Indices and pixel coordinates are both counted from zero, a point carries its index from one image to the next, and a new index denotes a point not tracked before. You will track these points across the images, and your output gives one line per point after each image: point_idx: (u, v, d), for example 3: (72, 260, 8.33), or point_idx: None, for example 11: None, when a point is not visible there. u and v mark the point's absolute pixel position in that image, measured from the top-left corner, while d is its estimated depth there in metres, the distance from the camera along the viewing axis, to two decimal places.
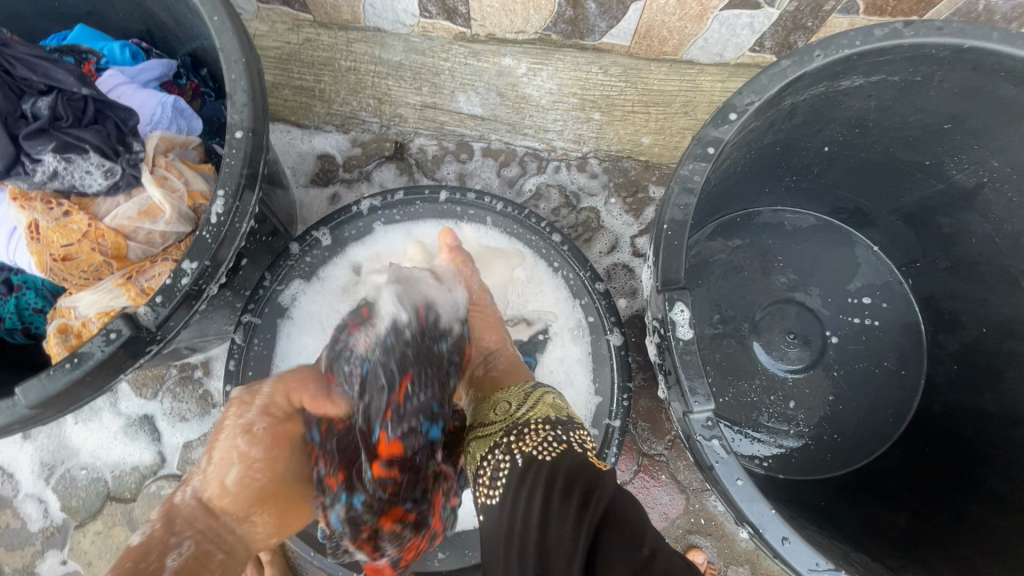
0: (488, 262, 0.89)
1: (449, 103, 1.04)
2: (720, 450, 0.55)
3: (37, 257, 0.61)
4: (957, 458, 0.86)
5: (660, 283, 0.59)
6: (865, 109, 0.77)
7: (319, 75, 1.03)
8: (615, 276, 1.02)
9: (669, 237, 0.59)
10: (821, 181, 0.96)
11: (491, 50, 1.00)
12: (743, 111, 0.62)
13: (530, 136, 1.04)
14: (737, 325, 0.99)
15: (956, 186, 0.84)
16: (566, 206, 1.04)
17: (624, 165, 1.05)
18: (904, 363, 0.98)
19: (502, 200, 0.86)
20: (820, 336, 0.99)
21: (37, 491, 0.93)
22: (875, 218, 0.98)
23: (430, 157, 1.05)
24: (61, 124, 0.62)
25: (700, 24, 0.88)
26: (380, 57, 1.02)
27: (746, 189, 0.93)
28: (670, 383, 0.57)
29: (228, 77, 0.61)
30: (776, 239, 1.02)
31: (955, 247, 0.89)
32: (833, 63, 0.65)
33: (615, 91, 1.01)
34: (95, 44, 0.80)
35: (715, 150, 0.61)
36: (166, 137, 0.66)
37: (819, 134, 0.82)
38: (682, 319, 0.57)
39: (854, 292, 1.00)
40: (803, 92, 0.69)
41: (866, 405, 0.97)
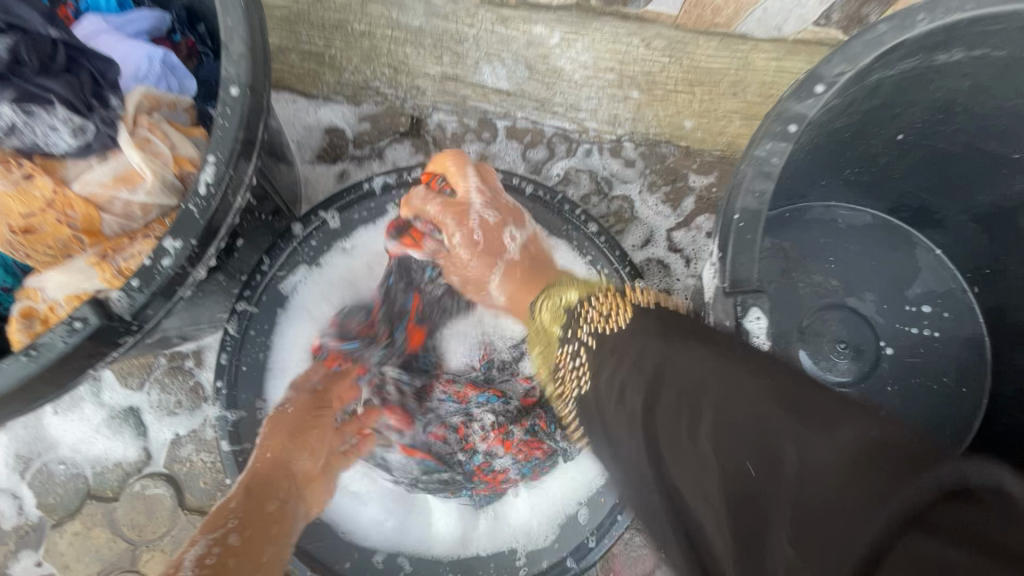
0: None
1: (473, 75, 0.94)
2: None
3: None
4: None
5: (728, 284, 0.50)
6: (954, 91, 0.67)
7: (330, 40, 0.93)
8: (649, 273, 0.93)
9: (740, 229, 0.50)
10: (886, 174, 0.85)
11: (522, 17, 0.89)
12: (831, 84, 0.52)
13: (560, 114, 0.95)
14: (782, 331, 0.89)
15: None
16: (597, 194, 0.95)
17: (662, 150, 0.95)
18: (966, 380, 0.89)
19: (533, 183, 0.78)
20: (874, 346, 0.90)
21: (11, 486, 0.85)
22: (941, 218, 0.88)
23: (449, 135, 0.96)
24: (24, 70, 0.52)
25: None
26: (398, 21, 0.91)
27: (801, 180, 0.83)
28: None
29: (223, 23, 0.52)
30: (828, 238, 0.93)
31: None
32: (937, 31, 0.55)
33: (658, 67, 0.91)
34: None
35: (797, 129, 0.52)
36: (151, 94, 0.58)
37: (895, 119, 0.72)
38: (757, 326, 0.49)
39: (913, 300, 0.91)
40: (893, 67, 0.59)
41: (921, 426, 0.88)
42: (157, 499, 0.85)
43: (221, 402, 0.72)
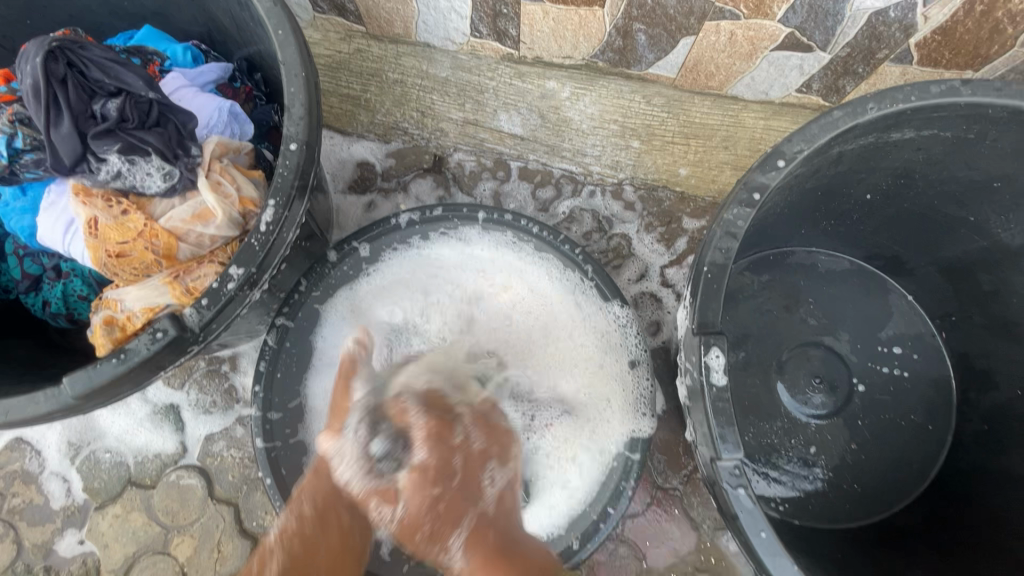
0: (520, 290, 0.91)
1: (491, 121, 1.05)
2: (746, 499, 0.55)
3: (92, 251, 0.63)
4: (985, 523, 0.84)
5: (695, 325, 0.59)
6: (912, 161, 0.76)
7: (366, 85, 1.05)
8: (642, 306, 1.02)
9: (708, 279, 0.59)
10: (860, 227, 0.94)
11: (536, 73, 1.01)
12: (791, 159, 0.63)
13: (568, 158, 1.05)
14: (763, 364, 0.97)
15: (1000, 245, 0.82)
16: (598, 230, 1.05)
17: (659, 194, 1.05)
18: (932, 419, 0.96)
19: (538, 224, 0.86)
20: (846, 382, 0.98)
21: (62, 470, 0.96)
22: (911, 268, 0.97)
23: (467, 173, 1.06)
24: (127, 126, 0.63)
25: (749, 62, 0.88)
26: (427, 72, 1.03)
27: (782, 229, 0.92)
28: (699, 427, 0.57)
29: (288, 90, 0.64)
30: (809, 281, 1.01)
31: (995, 306, 0.87)
32: (887, 116, 0.65)
33: (657, 121, 1.01)
34: (160, 45, 0.83)
35: (761, 196, 0.62)
36: (222, 142, 0.68)
37: (862, 182, 0.81)
38: (717, 364, 0.57)
39: (885, 341, 0.99)
40: (852, 142, 0.69)
41: (889, 458, 0.95)
42: (190, 488, 0.94)
43: (256, 405, 0.81)
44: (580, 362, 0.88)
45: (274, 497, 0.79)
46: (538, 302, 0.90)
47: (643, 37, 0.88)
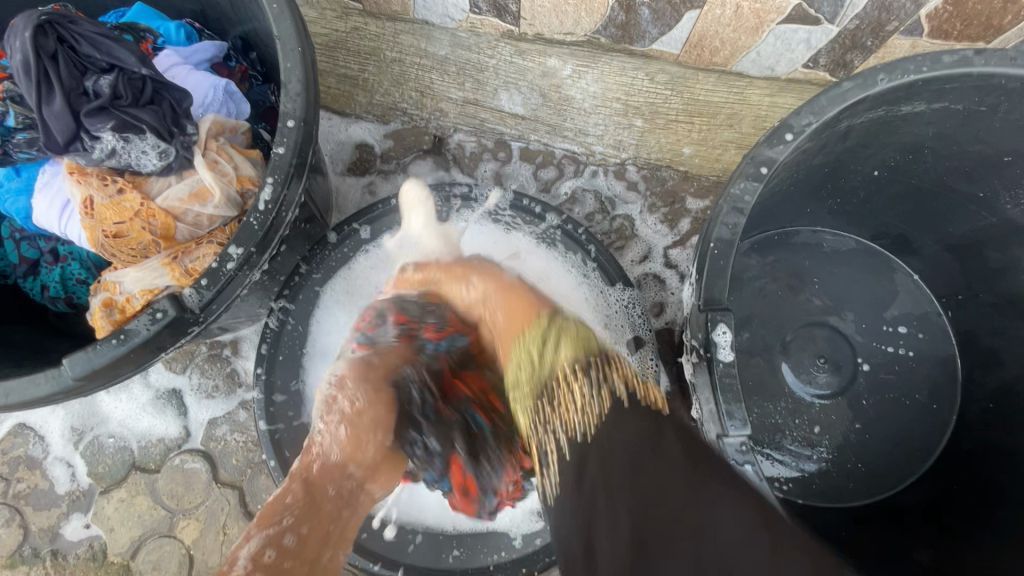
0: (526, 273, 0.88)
1: (492, 100, 1.03)
2: (752, 476, 0.54)
3: (90, 232, 0.63)
4: (989, 499, 0.84)
5: (701, 301, 0.58)
6: (921, 136, 0.75)
7: (364, 65, 1.03)
8: (645, 287, 1.01)
9: (715, 255, 0.59)
10: (867, 205, 0.93)
11: (537, 50, 0.98)
12: (799, 132, 0.61)
13: (570, 139, 1.04)
14: (767, 344, 0.97)
15: (1009, 221, 0.81)
16: (600, 211, 1.04)
17: (662, 175, 1.04)
18: (936, 398, 0.96)
19: (542, 203, 0.86)
20: (851, 362, 0.97)
21: (66, 455, 0.96)
22: (917, 247, 0.96)
23: (468, 154, 1.05)
24: (121, 103, 0.61)
25: (755, 37, 0.86)
26: (426, 50, 1.01)
27: (788, 208, 0.91)
28: (705, 404, 0.57)
29: (283, 65, 0.62)
30: (814, 260, 1.00)
31: (1002, 284, 0.86)
32: (897, 87, 0.63)
33: (660, 99, 0.99)
34: (153, 23, 0.81)
35: (768, 170, 0.60)
36: (219, 121, 0.67)
37: (870, 159, 0.80)
38: (723, 340, 0.56)
39: (890, 320, 0.98)
40: (861, 116, 0.67)
41: (893, 437, 0.95)
42: (194, 472, 0.94)
43: (258, 387, 0.81)
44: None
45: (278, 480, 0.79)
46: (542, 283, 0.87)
47: (646, 12, 0.85)
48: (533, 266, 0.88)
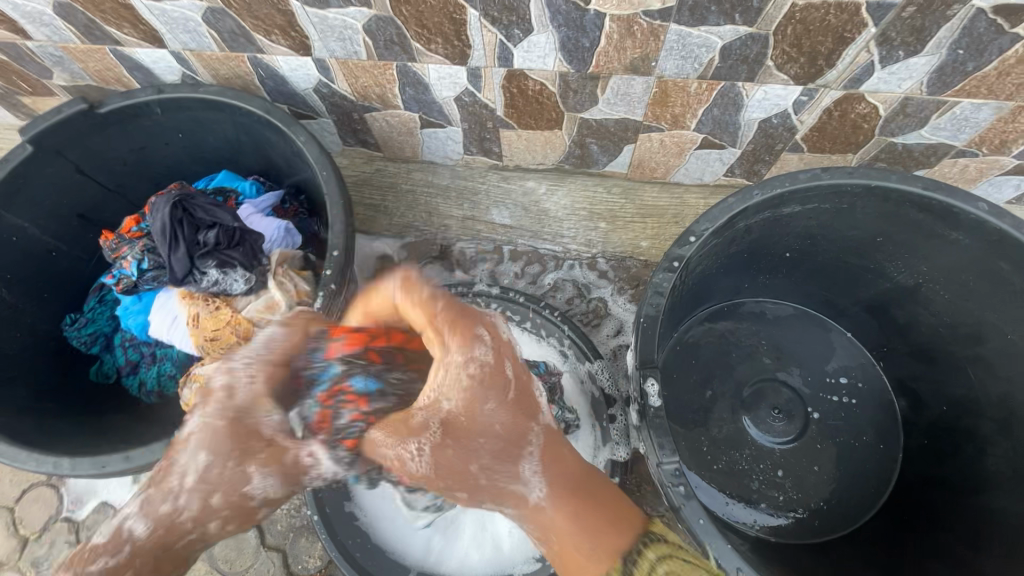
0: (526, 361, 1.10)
1: (485, 215, 1.30)
2: (685, 494, 0.71)
3: (194, 337, 0.87)
4: (931, 526, 0.97)
5: (638, 362, 0.78)
6: (811, 226, 0.97)
7: (385, 196, 1.32)
8: (620, 356, 1.21)
9: (645, 327, 0.80)
10: (791, 277, 1.14)
11: (518, 176, 1.26)
12: (700, 235, 0.84)
13: (550, 242, 1.30)
14: (728, 400, 1.14)
15: (899, 285, 1.01)
16: (578, 296, 1.26)
17: (627, 263, 1.27)
18: (883, 438, 1.10)
19: (523, 294, 1.10)
20: (802, 411, 1.13)
21: None
22: (843, 310, 1.15)
23: (468, 258, 1.32)
24: (218, 248, 0.86)
25: (680, 158, 1.12)
26: (433, 181, 1.29)
27: (727, 283, 1.13)
28: (646, 440, 0.75)
29: (332, 216, 0.90)
30: (759, 326, 1.19)
31: (911, 335, 1.05)
32: (772, 197, 0.87)
33: (617, 206, 1.25)
34: (233, 184, 1.12)
35: (679, 264, 0.83)
36: (284, 254, 0.93)
37: (778, 245, 1.03)
38: (653, 391, 0.76)
39: (832, 372, 1.15)
40: (753, 217, 0.91)
41: (849, 476, 1.08)
42: (245, 538, 1.10)
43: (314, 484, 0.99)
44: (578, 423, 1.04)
45: (320, 532, 0.97)
46: None
47: (595, 146, 1.13)
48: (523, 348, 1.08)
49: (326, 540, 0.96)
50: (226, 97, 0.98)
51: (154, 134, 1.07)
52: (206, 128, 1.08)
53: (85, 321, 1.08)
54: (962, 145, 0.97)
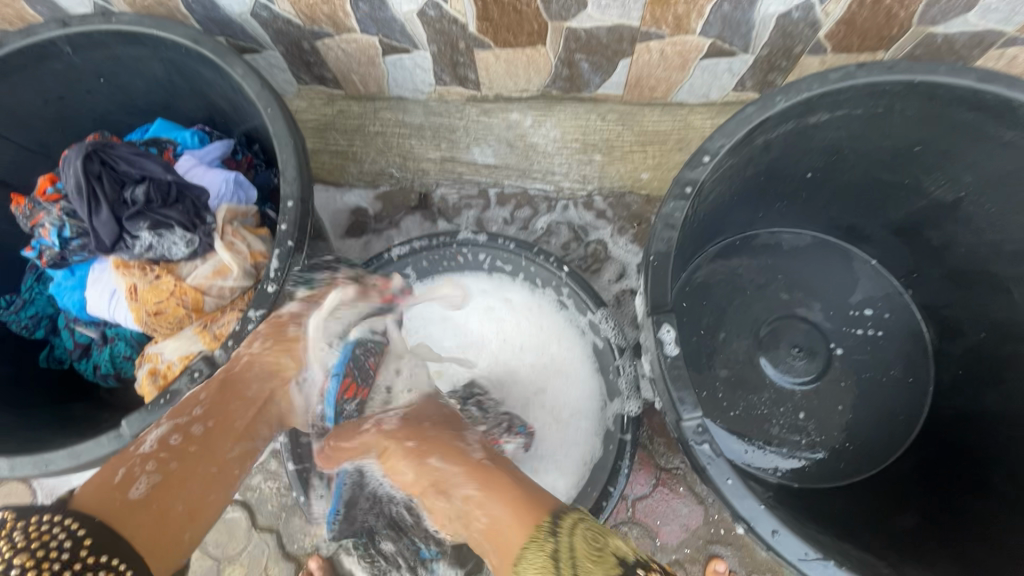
0: (518, 312, 1.01)
1: (466, 155, 1.16)
2: (710, 453, 0.62)
3: (135, 312, 0.76)
4: (966, 458, 0.89)
5: (649, 307, 0.68)
6: (838, 138, 0.85)
7: (352, 140, 1.16)
8: (624, 302, 1.10)
9: (655, 266, 0.69)
10: (810, 202, 1.02)
11: (500, 107, 1.11)
12: (715, 154, 0.72)
13: (540, 180, 1.16)
14: (743, 341, 1.05)
15: (936, 201, 0.90)
16: (575, 239, 1.14)
17: (626, 200, 1.14)
18: (912, 371, 1.01)
19: (513, 240, 0.97)
20: (824, 347, 1.04)
21: None
22: (868, 234, 1.04)
23: (451, 205, 1.17)
24: (152, 206, 0.75)
25: (684, 72, 0.98)
26: (404, 121, 1.15)
27: (739, 214, 1.01)
28: (662, 395, 0.66)
29: (280, 158, 0.77)
30: (775, 259, 1.08)
31: (946, 258, 0.94)
32: (796, 104, 0.74)
33: (614, 133, 1.11)
34: (171, 133, 0.97)
35: (692, 189, 0.71)
36: (231, 209, 0.80)
37: (798, 164, 0.90)
38: (668, 337, 0.66)
39: (855, 305, 1.05)
40: (774, 130, 0.78)
41: (876, 413, 1.01)
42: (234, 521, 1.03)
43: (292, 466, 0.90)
44: (577, 374, 0.98)
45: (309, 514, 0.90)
46: (526, 317, 1.00)
47: (586, 65, 0.98)
48: (509, 297, 1.01)
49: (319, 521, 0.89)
50: (144, 26, 0.83)
51: (72, 81, 0.91)
52: (131, 69, 0.92)
53: (23, 303, 0.94)
54: (1013, 31, 0.83)
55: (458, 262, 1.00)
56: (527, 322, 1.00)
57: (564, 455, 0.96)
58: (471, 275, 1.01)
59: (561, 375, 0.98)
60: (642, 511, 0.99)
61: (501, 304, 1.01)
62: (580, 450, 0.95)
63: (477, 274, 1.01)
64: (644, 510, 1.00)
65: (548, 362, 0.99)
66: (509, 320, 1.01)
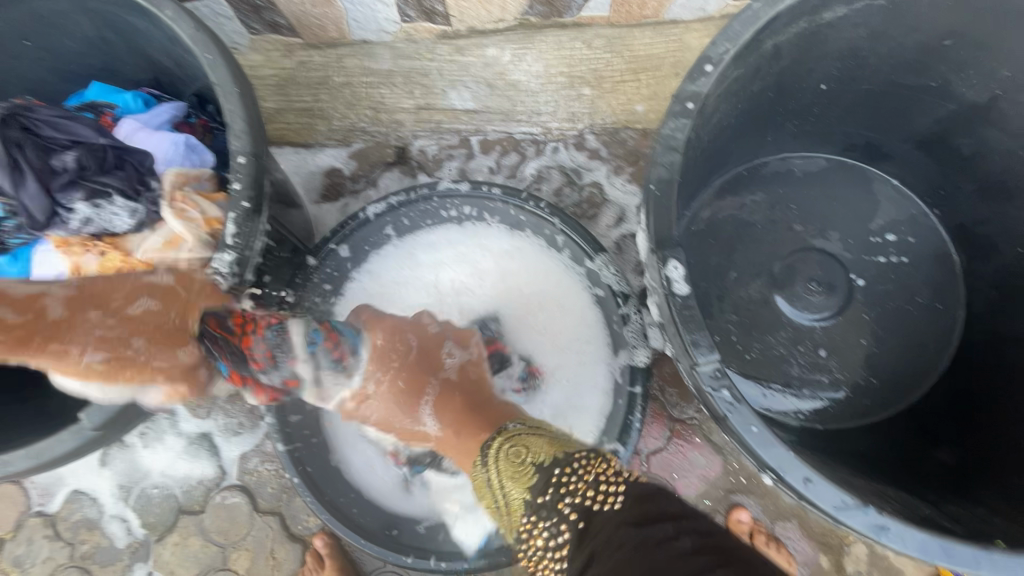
0: (500, 259, 0.95)
1: (443, 101, 1.06)
2: (731, 399, 0.56)
3: None
4: (1003, 385, 0.83)
5: (652, 243, 0.60)
6: (856, 38, 0.76)
7: (317, 95, 1.06)
8: (625, 248, 1.02)
9: (657, 196, 0.60)
10: (824, 120, 0.93)
11: (474, 43, 1.01)
12: (719, 62, 0.62)
13: (525, 122, 1.06)
14: (757, 279, 0.97)
15: (968, 104, 0.81)
16: (568, 184, 1.05)
17: (621, 136, 1.04)
18: (940, 297, 0.94)
19: (499, 186, 0.89)
20: (844, 279, 0.96)
21: (118, 512, 1.01)
22: (888, 151, 0.95)
23: (431, 157, 1.08)
24: (86, 173, 0.73)
25: None
26: (371, 68, 1.04)
27: (747, 139, 0.91)
28: (674, 340, 0.59)
29: (226, 108, 0.68)
30: (787, 188, 0.99)
31: (978, 169, 0.86)
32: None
33: (603, 64, 1.01)
34: (110, 97, 0.88)
35: (695, 105, 0.62)
36: (181, 173, 0.75)
37: (811, 74, 0.81)
38: (677, 275, 0.59)
39: (877, 231, 0.97)
40: (784, 32, 0.68)
41: (904, 344, 0.94)
42: (236, 506, 0.99)
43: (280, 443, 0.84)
44: (576, 315, 0.91)
45: (305, 494, 0.84)
46: (510, 265, 0.95)
47: None
48: (491, 245, 0.95)
49: (314, 501, 0.84)
50: None
51: None
52: (56, 27, 0.82)
53: None
54: None
55: (442, 215, 0.93)
56: (516, 272, 0.94)
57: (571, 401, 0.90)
58: (446, 230, 0.95)
59: (559, 317, 0.93)
60: (657, 465, 0.94)
61: (480, 253, 0.95)
62: (587, 407, 0.88)
63: (454, 226, 0.94)
64: (660, 464, 0.95)
65: (541, 303, 0.94)
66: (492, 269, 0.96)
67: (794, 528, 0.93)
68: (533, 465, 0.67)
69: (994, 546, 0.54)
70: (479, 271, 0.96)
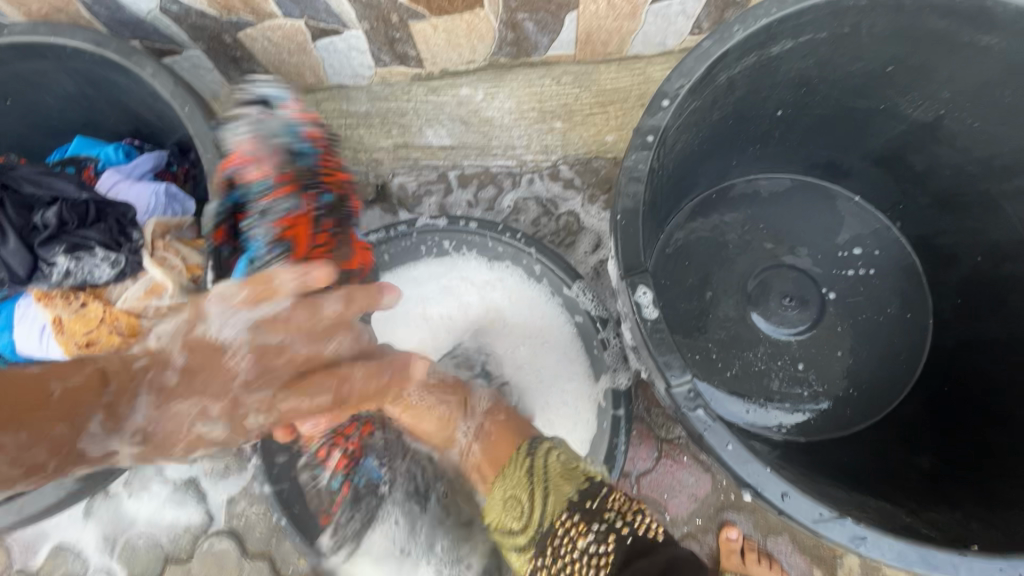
0: (504, 296, 0.95)
1: (419, 139, 1.09)
2: (706, 418, 0.57)
3: (65, 347, 0.73)
4: (974, 389, 0.86)
5: (622, 270, 0.62)
6: (807, 67, 0.81)
7: None
8: (604, 273, 1.05)
9: (624, 225, 0.63)
10: (784, 143, 0.97)
11: (447, 83, 1.05)
12: (675, 96, 0.66)
13: (501, 155, 1.10)
14: (731, 298, 0.99)
15: (916, 123, 0.86)
16: (545, 214, 1.08)
17: (594, 165, 1.08)
18: (909, 307, 0.97)
19: (475, 219, 0.92)
20: (816, 293, 0.99)
21: (103, 565, 0.99)
22: (847, 169, 0.99)
23: (410, 194, 1.11)
24: (66, 228, 0.77)
25: (636, 20, 0.90)
26: (348, 110, 1.07)
27: (713, 164, 0.95)
28: (648, 363, 0.61)
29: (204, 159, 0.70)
30: (755, 208, 1.03)
31: (932, 183, 0.90)
32: (756, 33, 0.68)
33: (572, 98, 1.05)
34: (93, 149, 0.90)
35: (655, 137, 0.65)
36: (162, 222, 0.78)
37: (768, 101, 0.85)
38: (646, 300, 0.61)
39: (843, 245, 1.00)
40: (737, 65, 0.72)
41: (877, 354, 0.96)
42: (224, 552, 0.98)
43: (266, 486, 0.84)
44: (561, 339, 0.92)
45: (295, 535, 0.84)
46: (515, 300, 0.94)
47: (531, 25, 0.91)
48: (471, 275, 0.95)
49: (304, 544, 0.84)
50: (39, 34, 0.76)
51: None
52: (37, 86, 0.85)
53: None
54: None
55: (421, 251, 0.95)
56: (519, 308, 0.94)
57: (565, 420, 0.90)
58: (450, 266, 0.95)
59: (557, 347, 0.92)
60: (647, 486, 0.95)
61: (462, 283, 0.95)
62: (574, 432, 0.90)
63: (453, 262, 0.95)
64: (650, 486, 0.95)
65: (526, 330, 0.94)
66: (475, 301, 0.95)
67: (786, 543, 0.94)
68: (582, 473, 0.70)
69: (971, 551, 0.55)
70: (461, 301, 0.96)
